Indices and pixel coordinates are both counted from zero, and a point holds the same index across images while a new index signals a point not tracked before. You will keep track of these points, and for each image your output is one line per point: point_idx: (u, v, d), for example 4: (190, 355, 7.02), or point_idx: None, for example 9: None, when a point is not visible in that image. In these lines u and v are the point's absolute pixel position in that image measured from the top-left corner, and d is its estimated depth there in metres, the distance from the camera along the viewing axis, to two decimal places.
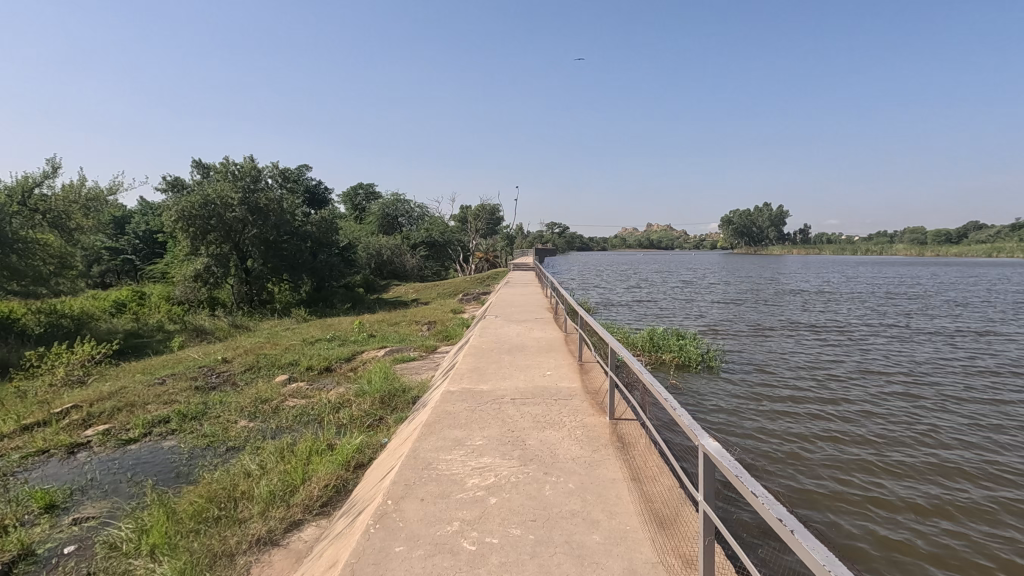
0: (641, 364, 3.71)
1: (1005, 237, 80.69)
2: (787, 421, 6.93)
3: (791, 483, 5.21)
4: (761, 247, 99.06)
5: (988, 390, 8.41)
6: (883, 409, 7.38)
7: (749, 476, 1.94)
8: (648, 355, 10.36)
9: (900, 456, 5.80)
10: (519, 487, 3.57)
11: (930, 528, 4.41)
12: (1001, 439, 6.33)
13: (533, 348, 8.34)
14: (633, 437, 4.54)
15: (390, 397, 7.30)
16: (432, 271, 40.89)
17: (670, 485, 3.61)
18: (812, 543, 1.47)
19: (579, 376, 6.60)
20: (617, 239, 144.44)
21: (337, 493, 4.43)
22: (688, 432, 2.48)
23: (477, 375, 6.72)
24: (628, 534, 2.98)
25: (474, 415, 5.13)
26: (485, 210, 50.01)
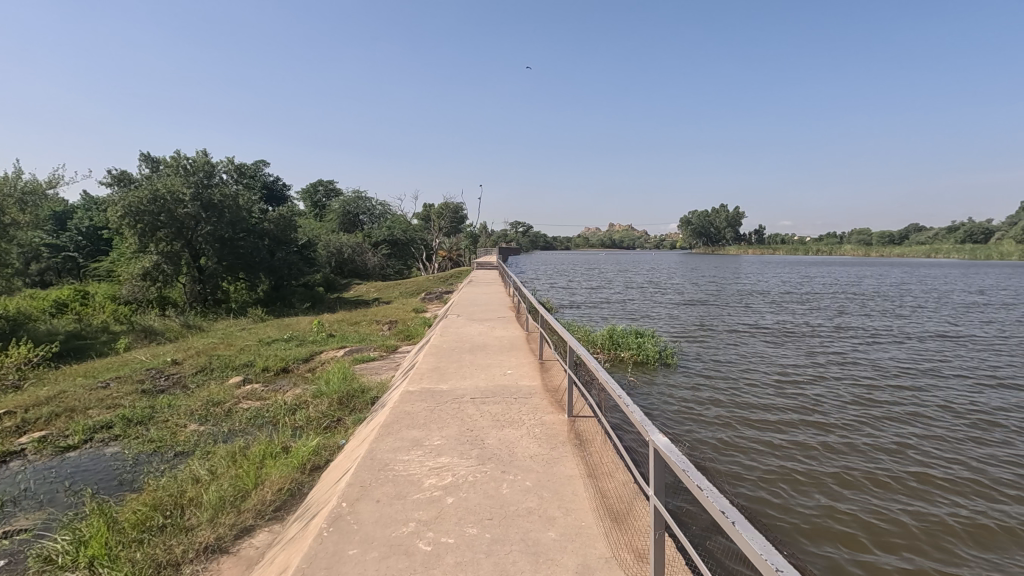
0: (598, 361, 3.76)
1: (942, 239, 85.70)
2: (740, 418, 7.16)
3: (742, 478, 5.39)
4: (718, 247, 101.98)
5: (921, 385, 8.95)
6: (829, 406, 7.73)
7: (696, 470, 1.99)
8: (608, 353, 10.53)
9: (844, 452, 6.07)
10: (476, 486, 3.57)
11: (876, 527, 4.60)
12: (937, 434, 6.69)
13: (494, 347, 8.34)
14: (591, 434, 4.60)
15: (349, 397, 7.18)
16: (394, 270, 40.30)
17: (624, 481, 3.69)
18: (750, 534, 1.54)
19: (538, 375, 6.63)
20: (579, 239, 146.06)
21: (292, 496, 4.33)
22: (640, 429, 2.53)
23: (438, 374, 6.69)
24: (583, 531, 3.02)
25: (433, 414, 5.11)
26: (449, 209, 49.71)
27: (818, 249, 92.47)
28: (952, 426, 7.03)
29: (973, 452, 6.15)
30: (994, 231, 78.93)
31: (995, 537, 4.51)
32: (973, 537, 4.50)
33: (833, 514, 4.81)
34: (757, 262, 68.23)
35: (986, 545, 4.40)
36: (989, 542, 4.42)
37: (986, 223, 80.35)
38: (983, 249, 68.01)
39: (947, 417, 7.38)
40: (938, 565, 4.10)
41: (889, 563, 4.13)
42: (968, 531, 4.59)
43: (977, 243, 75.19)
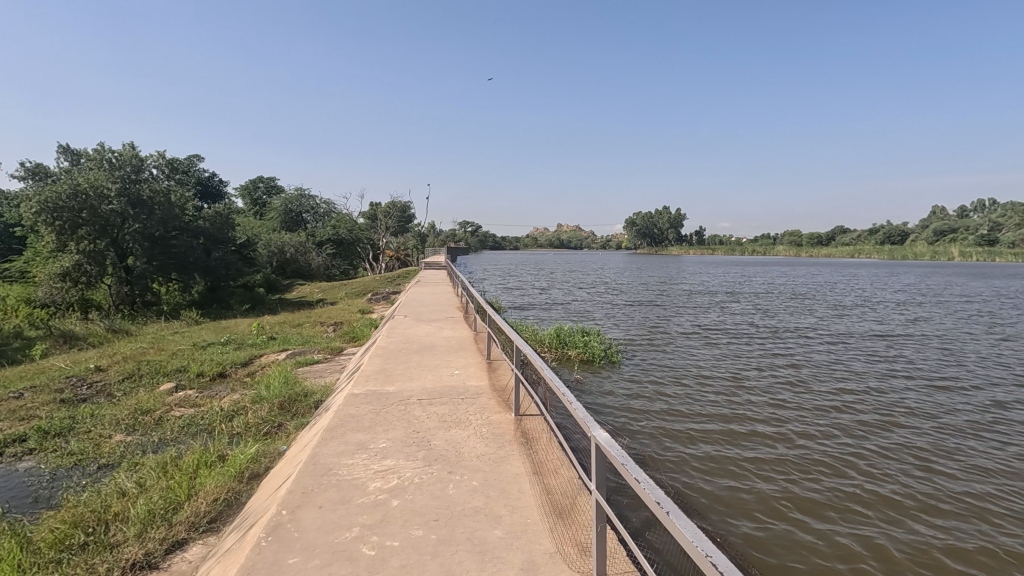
0: (543, 360, 3.81)
1: (864, 241, 91.94)
2: (681, 413, 7.43)
3: (683, 469, 5.58)
4: (661, 248, 105.28)
5: (845, 377, 9.57)
6: (762, 398, 8.15)
7: (634, 463, 2.06)
8: (555, 352, 10.67)
9: (778, 440, 6.39)
10: (423, 488, 3.55)
11: (809, 507, 4.84)
12: (859, 421, 7.16)
13: (442, 348, 8.30)
14: (537, 433, 4.67)
15: (291, 402, 6.95)
16: (339, 270, 39.23)
17: (569, 477, 3.77)
18: (684, 523, 1.62)
19: (486, 374, 6.65)
20: (528, 240, 147.15)
21: (228, 507, 4.15)
22: (582, 425, 2.60)
23: (384, 376, 6.57)
24: (528, 527, 3.06)
25: (379, 417, 5.01)
26: (396, 207, 48.96)
27: (754, 250, 97.10)
28: (870, 413, 7.56)
29: (888, 436, 6.65)
30: (908, 234, 85.53)
31: (915, 509, 4.83)
32: (896, 510, 4.80)
33: (772, 496, 5.03)
34: (698, 262, 71.05)
35: (909, 515, 4.70)
36: (909, 513, 4.74)
37: (902, 226, 86.96)
38: (900, 250, 73.48)
39: (865, 405, 7.93)
40: (866, 538, 4.35)
41: (821, 539, 4.35)
42: (892, 505, 4.89)
43: (895, 245, 81.15)
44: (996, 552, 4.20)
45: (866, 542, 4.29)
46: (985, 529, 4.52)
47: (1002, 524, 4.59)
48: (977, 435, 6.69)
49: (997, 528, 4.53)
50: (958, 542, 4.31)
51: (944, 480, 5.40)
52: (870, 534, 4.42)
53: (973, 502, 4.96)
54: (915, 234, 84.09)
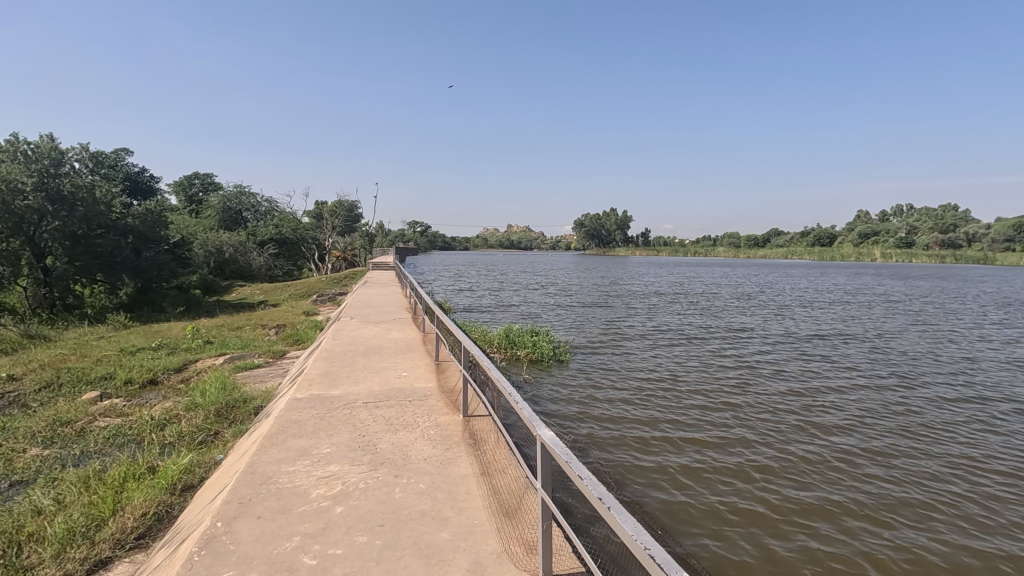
0: (490, 360, 3.83)
1: (796, 242, 97.13)
2: (627, 410, 7.60)
3: (628, 466, 5.70)
4: (609, 249, 107.59)
5: (779, 373, 10.08)
6: (702, 395, 8.46)
7: (577, 460, 2.10)
8: (504, 352, 10.70)
9: (717, 435, 6.65)
10: (367, 493, 3.47)
11: (749, 499, 5.04)
12: (790, 414, 7.56)
13: (389, 349, 8.15)
14: (485, 433, 4.66)
15: (229, 409, 6.64)
16: (283, 270, 37.88)
17: (516, 476, 3.79)
18: (624, 519, 1.67)
19: (434, 376, 6.60)
20: (477, 241, 146.88)
21: (158, 521, 3.92)
22: (528, 424, 2.62)
23: (329, 379, 6.38)
24: (475, 528, 3.05)
25: (323, 422, 4.86)
26: (343, 206, 47.80)
27: (696, 251, 100.69)
28: (801, 406, 7.99)
29: (817, 428, 7.04)
30: (835, 236, 91.31)
31: (845, 497, 5.11)
32: (827, 498, 5.08)
33: (714, 489, 5.21)
34: (643, 263, 72.97)
35: (837, 503, 4.99)
36: (838, 501, 5.02)
37: (829, 228, 92.70)
38: (828, 252, 78.19)
39: (796, 399, 8.38)
40: (802, 525, 4.57)
41: (757, 528, 4.55)
42: (825, 494, 5.15)
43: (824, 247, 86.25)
44: (917, 534, 4.50)
45: (801, 530, 4.50)
46: (906, 513, 4.83)
47: (921, 508, 4.93)
48: (896, 425, 7.19)
49: (916, 512, 4.85)
50: (883, 527, 4.59)
51: (869, 469, 5.75)
52: (802, 521, 4.66)
53: (895, 488, 5.31)
54: (841, 236, 89.86)
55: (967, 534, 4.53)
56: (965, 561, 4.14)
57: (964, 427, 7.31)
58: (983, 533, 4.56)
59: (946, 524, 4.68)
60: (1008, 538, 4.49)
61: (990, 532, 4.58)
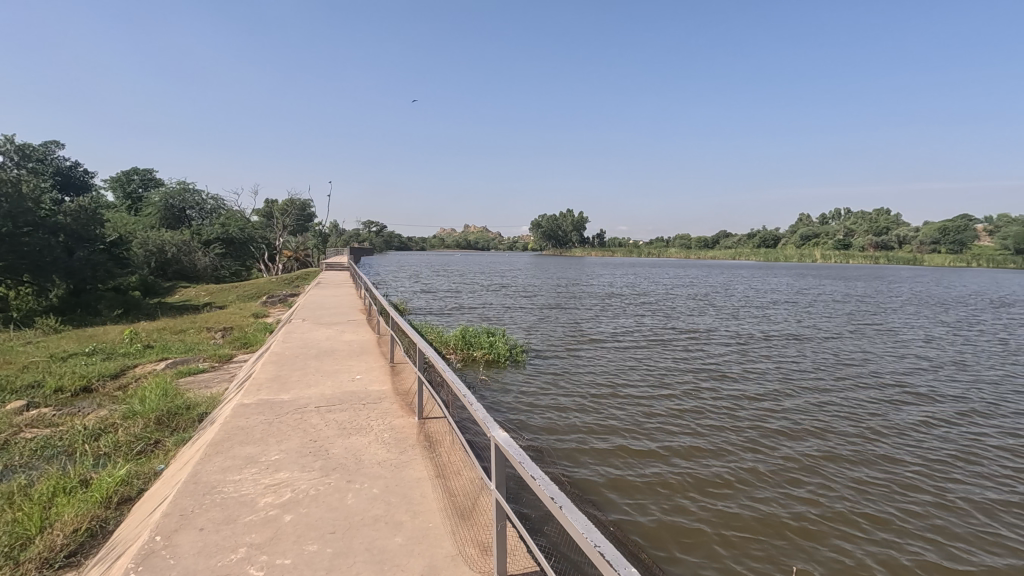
0: (445, 362, 3.81)
1: (743, 244, 100.92)
2: (581, 411, 7.72)
3: (582, 466, 5.78)
4: (565, 250, 108.71)
5: (726, 372, 10.48)
6: (654, 394, 8.68)
7: (530, 461, 2.13)
8: (461, 353, 10.67)
9: (668, 434, 6.82)
10: (318, 500, 3.38)
11: (700, 495, 5.17)
12: (736, 411, 7.86)
13: (343, 352, 7.98)
14: (441, 435, 4.62)
15: (170, 416, 6.33)
16: (230, 270, 36.43)
17: (471, 477, 3.78)
18: (576, 518, 1.70)
19: (389, 378, 6.51)
20: (435, 240, 145.53)
21: (92, 537, 3.70)
22: (482, 425, 2.63)
23: (278, 384, 6.19)
24: (429, 532, 3.02)
25: (272, 428, 4.71)
26: (294, 204, 46.48)
27: (649, 253, 103.06)
28: (746, 403, 8.31)
29: (761, 423, 7.35)
30: (779, 237, 95.60)
31: (790, 491, 5.31)
32: (774, 493, 5.26)
33: (667, 486, 5.33)
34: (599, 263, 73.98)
35: (786, 499, 5.16)
36: (785, 497, 5.21)
37: (774, 229, 96.95)
38: (773, 254, 81.57)
39: (741, 396, 8.71)
40: (752, 521, 4.71)
41: (704, 522, 4.70)
42: (772, 488, 5.34)
43: (769, 249, 89.95)
44: (859, 527, 4.70)
45: (746, 524, 4.68)
46: (848, 506, 5.06)
47: (862, 501, 5.17)
48: (832, 420, 7.59)
49: (857, 505, 5.08)
50: (826, 520, 4.79)
51: (814, 464, 5.99)
52: (747, 514, 4.85)
53: (837, 483, 5.56)
54: (785, 237, 94.09)
55: (904, 524, 4.77)
56: (901, 551, 4.36)
57: (897, 423, 7.74)
58: (918, 523, 4.82)
59: (884, 516, 4.92)
60: (940, 528, 4.76)
61: (925, 522, 4.84)
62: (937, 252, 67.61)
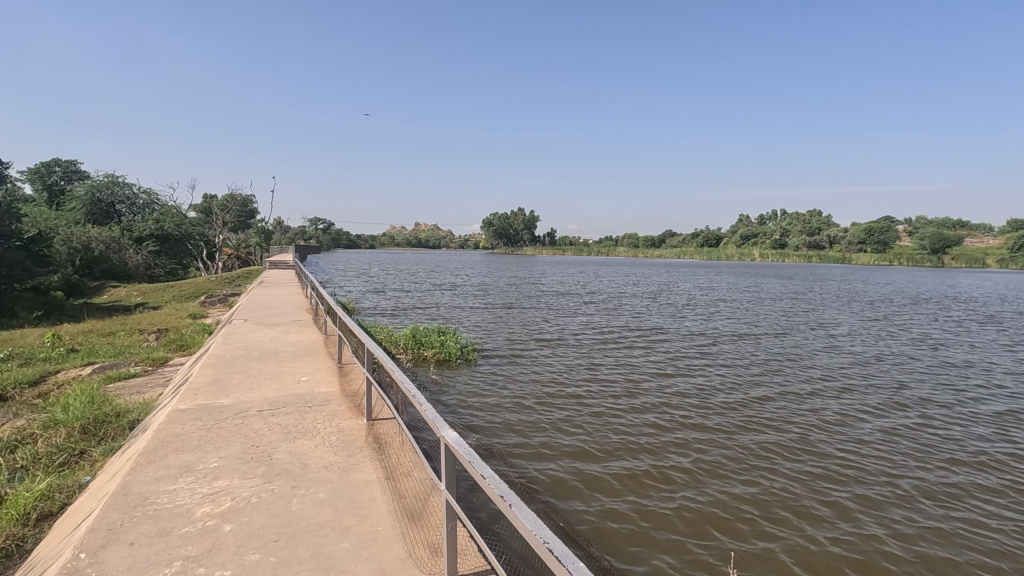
0: (394, 362, 3.75)
1: (688, 243, 104.36)
2: (532, 409, 7.77)
3: (533, 463, 5.82)
4: (516, 248, 109.16)
5: (671, 367, 10.82)
6: (603, 391, 8.86)
7: (480, 460, 2.13)
8: (411, 352, 10.53)
9: (616, 429, 6.97)
10: (261, 507, 3.25)
11: (646, 488, 5.32)
12: (680, 405, 8.14)
13: (287, 353, 7.71)
14: (391, 436, 4.55)
15: (97, 425, 5.93)
16: (165, 269, 34.50)
17: (421, 478, 3.74)
18: (525, 515, 1.72)
19: (337, 380, 6.33)
20: (384, 238, 142.82)
21: (7, 558, 3.41)
22: (432, 425, 2.60)
23: (217, 388, 5.90)
24: (378, 535, 2.97)
25: (211, 434, 4.49)
26: (235, 200, 44.56)
27: (599, 251, 104.88)
28: (690, 397, 8.62)
29: (703, 416, 7.64)
30: (721, 237, 99.78)
31: (730, 480, 5.55)
32: (715, 482, 5.48)
33: (614, 480, 5.45)
34: (550, 261, 74.65)
35: (731, 489, 5.35)
36: (727, 485, 5.42)
37: (716, 229, 101.08)
38: (715, 253, 84.69)
39: (685, 390, 9.02)
40: (699, 513, 4.86)
41: (651, 513, 4.83)
42: (713, 478, 5.56)
43: (712, 248, 93.36)
44: (798, 512, 4.93)
45: (690, 513, 4.84)
46: (788, 492, 5.30)
47: (800, 486, 5.43)
48: (769, 410, 7.98)
49: (796, 490, 5.33)
50: (768, 507, 4.99)
51: (755, 453, 6.26)
52: (690, 503, 5.02)
53: (777, 470, 5.82)
54: (726, 237, 98.28)
55: (839, 505, 5.04)
56: (837, 532, 4.60)
57: (827, 409, 8.22)
58: (852, 504, 5.10)
59: (820, 499, 5.18)
60: (871, 507, 5.05)
61: (858, 503, 5.13)
62: (863, 251, 72.39)
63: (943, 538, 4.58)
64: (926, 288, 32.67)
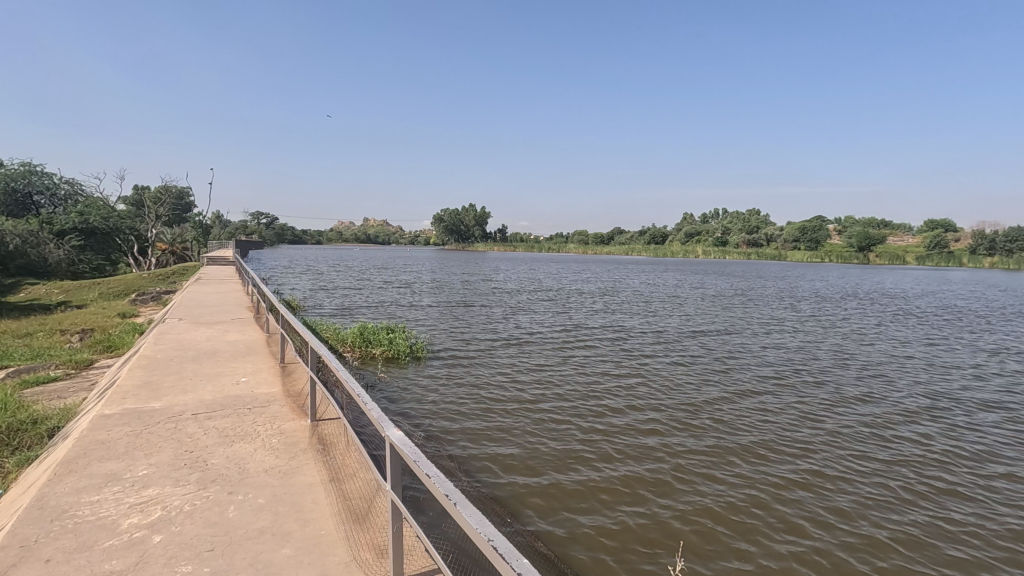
0: (339, 360, 3.65)
1: (635, 241, 106.91)
2: (482, 406, 7.76)
3: (482, 461, 5.81)
4: (468, 244, 108.57)
5: (618, 363, 11.08)
6: (551, 387, 8.97)
7: (425, 458, 2.09)
8: (359, 351, 10.30)
9: (564, 424, 7.07)
10: (195, 515, 3.09)
11: (595, 483, 5.40)
12: (627, 399, 8.36)
13: (226, 353, 7.36)
14: (335, 437, 4.41)
15: (10, 433, 5.47)
16: (91, 265, 32.26)
17: (367, 479, 3.65)
18: (471, 514, 1.70)
19: (279, 380, 6.10)
20: (331, 234, 139.02)
21: None
22: (377, 424, 2.54)
23: (148, 391, 5.55)
24: (322, 539, 2.87)
25: (140, 440, 4.23)
26: (169, 192, 42.14)
27: (549, 249, 105.81)
28: (635, 392, 8.85)
29: (648, 410, 7.86)
30: (666, 236, 103.03)
31: (672, 472, 5.73)
32: (659, 474, 5.65)
33: (564, 477, 5.50)
34: (500, 258, 74.60)
35: (676, 481, 5.51)
36: (669, 477, 5.59)
37: (661, 228, 104.19)
38: (661, 250, 87.08)
39: (631, 385, 9.27)
40: (648, 506, 4.97)
41: (599, 507, 4.92)
42: (657, 471, 5.71)
43: (658, 245, 96.02)
44: (742, 501, 5.12)
45: (635, 507, 4.96)
46: (727, 482, 5.52)
47: (742, 476, 5.65)
48: (708, 403, 8.31)
49: (733, 480, 5.57)
50: (711, 496, 5.20)
51: (701, 445, 6.47)
52: (636, 496, 5.15)
53: (719, 461, 6.06)
54: (671, 236, 101.54)
55: (775, 491, 5.32)
56: (779, 519, 4.81)
57: (762, 400, 8.64)
58: (790, 491, 5.34)
59: (762, 488, 5.40)
60: (807, 494, 5.32)
61: (797, 490, 5.38)
62: (797, 249, 76.49)
63: (874, 520, 4.86)
64: (852, 285, 34.93)
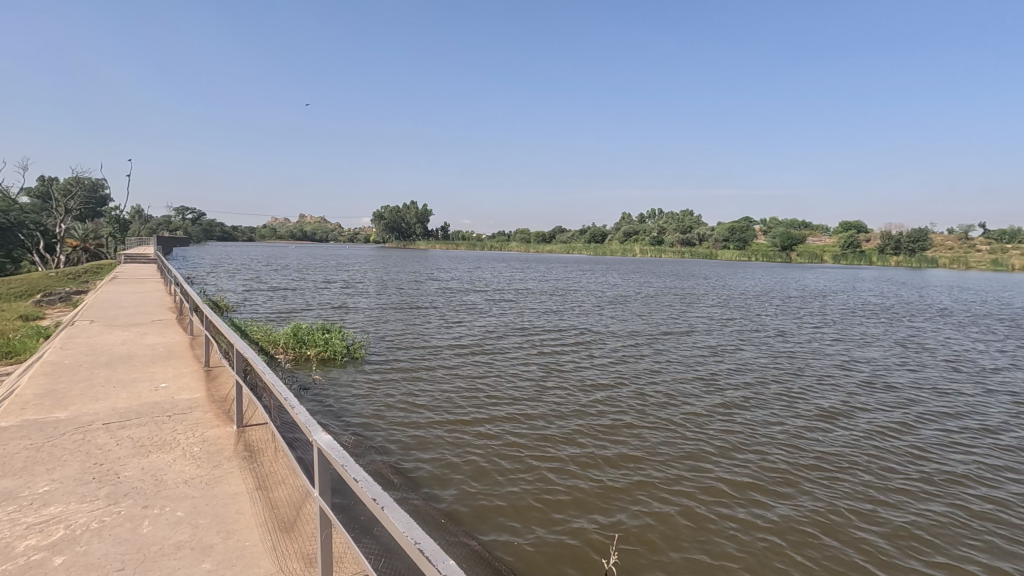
0: (265, 363, 3.49)
1: (575, 240, 108.79)
2: (422, 407, 7.66)
3: (421, 464, 5.72)
4: (409, 242, 106.89)
5: (556, 363, 11.28)
6: (490, 387, 9.00)
7: (353, 462, 2.04)
8: (293, 352, 9.92)
9: (504, 424, 7.11)
10: (105, 533, 2.86)
11: (533, 483, 5.45)
12: (564, 399, 8.51)
13: (144, 357, 6.88)
14: (263, 443, 4.22)
15: None
16: None
17: (296, 485, 3.51)
18: (399, 516, 1.67)
19: (202, 385, 5.76)
20: (264, 231, 132.91)
21: None
22: (304, 428, 2.45)
23: (53, 400, 5.10)
24: (246, 551, 2.74)
25: (41, 454, 3.87)
26: (80, 184, 38.81)
27: (492, 247, 105.76)
28: (573, 391, 9.02)
29: (584, 408, 8.04)
30: (605, 236, 105.53)
31: (608, 469, 5.88)
32: (595, 472, 5.78)
33: (504, 477, 5.52)
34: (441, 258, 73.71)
35: (615, 480, 5.63)
36: (604, 475, 5.73)
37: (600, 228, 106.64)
38: (601, 249, 88.94)
39: (569, 384, 9.47)
40: (585, 504, 5.06)
41: (538, 506, 4.97)
42: (593, 469, 5.85)
43: (598, 243, 98.14)
44: (675, 498, 5.29)
45: (573, 505, 5.05)
46: (659, 479, 5.71)
47: (674, 473, 5.86)
48: (641, 401, 8.60)
49: (664, 477, 5.77)
50: (643, 492, 5.37)
51: (635, 444, 6.68)
52: (573, 493, 5.25)
53: (652, 458, 6.26)
54: (610, 235, 104.24)
55: (701, 486, 5.57)
56: (706, 512, 5.05)
57: (690, 396, 9.05)
58: (720, 488, 5.56)
59: (694, 484, 5.61)
60: (735, 489, 5.55)
61: (726, 486, 5.62)
62: (727, 249, 80.33)
63: (795, 511, 5.15)
64: (772, 285, 37.13)
